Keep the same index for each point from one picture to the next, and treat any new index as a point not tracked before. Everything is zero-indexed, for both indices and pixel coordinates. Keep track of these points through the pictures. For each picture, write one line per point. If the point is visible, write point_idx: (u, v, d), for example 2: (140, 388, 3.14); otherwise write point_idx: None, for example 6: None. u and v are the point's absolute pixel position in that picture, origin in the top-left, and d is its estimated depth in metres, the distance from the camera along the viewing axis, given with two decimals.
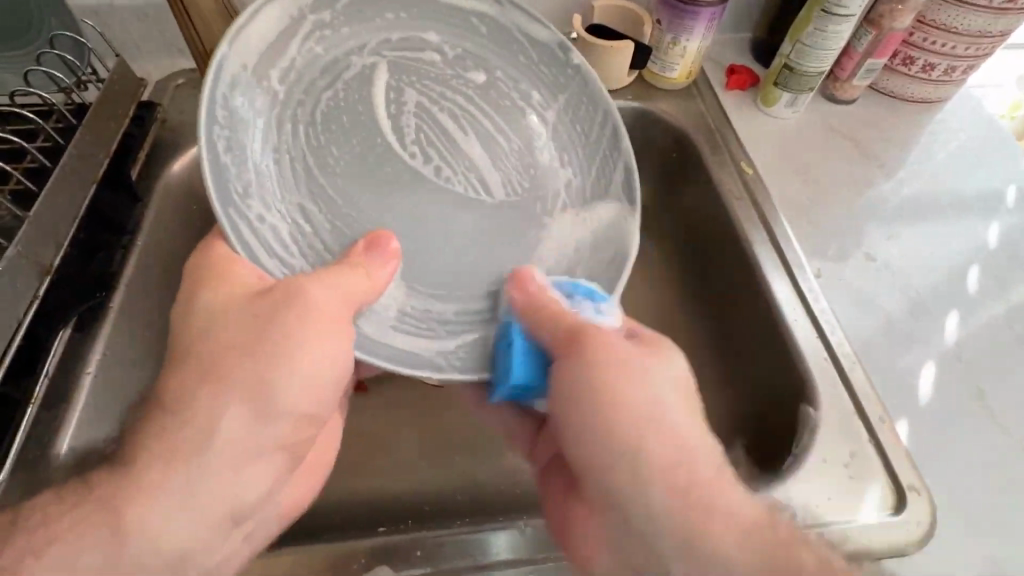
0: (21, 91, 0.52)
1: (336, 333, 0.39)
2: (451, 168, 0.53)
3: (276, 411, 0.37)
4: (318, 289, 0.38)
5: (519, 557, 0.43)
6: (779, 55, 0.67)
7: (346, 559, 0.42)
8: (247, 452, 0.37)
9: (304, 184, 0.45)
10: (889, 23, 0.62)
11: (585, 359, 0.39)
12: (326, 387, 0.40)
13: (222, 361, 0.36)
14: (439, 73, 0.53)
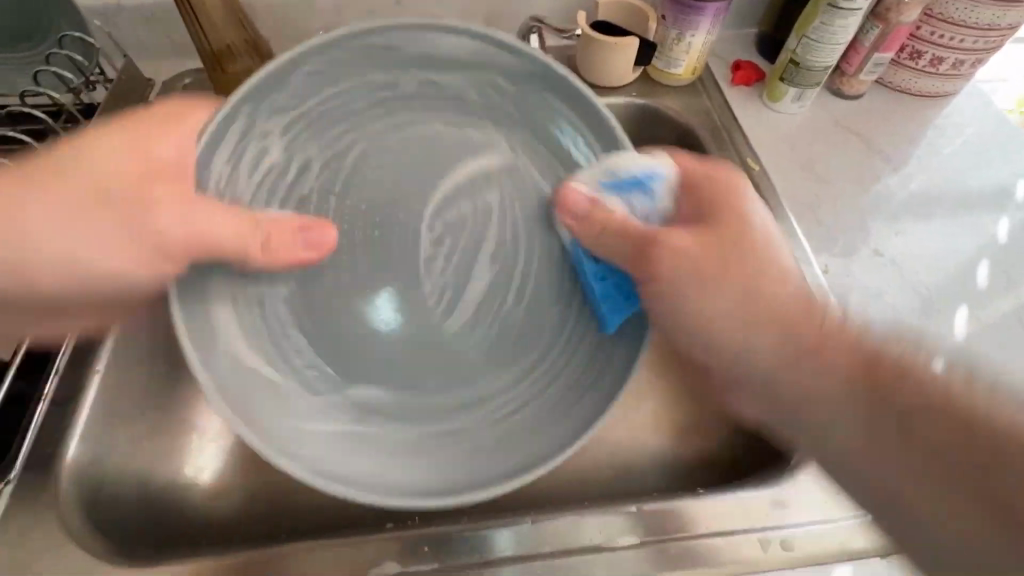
0: (30, 91, 0.52)
1: (177, 188, 0.39)
2: (432, 284, 0.48)
3: (94, 225, 0.38)
4: (173, 217, 0.38)
5: (528, 552, 0.42)
6: (785, 51, 0.66)
7: (354, 555, 0.42)
8: (87, 225, 0.38)
9: (289, 415, 0.42)
10: (896, 17, 0.62)
11: (715, 201, 0.45)
12: (144, 245, 0.39)
13: (93, 154, 0.39)
14: (461, 135, 0.48)
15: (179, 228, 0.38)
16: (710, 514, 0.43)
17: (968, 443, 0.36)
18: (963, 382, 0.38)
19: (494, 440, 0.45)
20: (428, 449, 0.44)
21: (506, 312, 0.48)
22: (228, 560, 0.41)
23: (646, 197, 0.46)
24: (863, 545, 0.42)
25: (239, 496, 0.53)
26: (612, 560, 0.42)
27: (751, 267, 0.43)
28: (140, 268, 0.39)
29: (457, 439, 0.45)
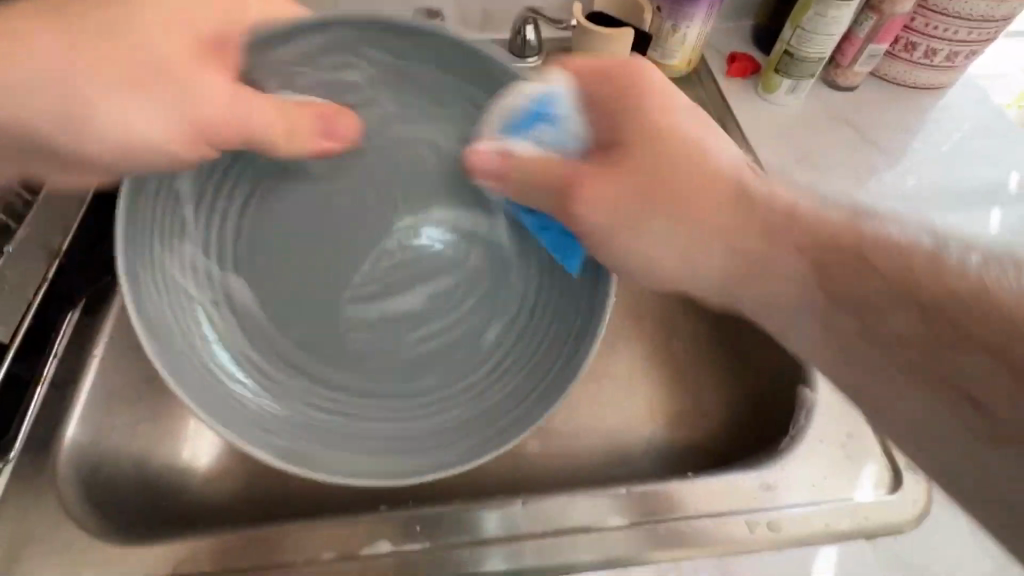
0: None
1: (211, 65, 0.37)
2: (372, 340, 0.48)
3: (129, 91, 0.36)
4: (196, 75, 0.37)
5: (519, 531, 0.43)
6: (779, 42, 0.67)
7: (346, 534, 0.43)
8: (131, 83, 0.36)
9: (247, 403, 0.42)
10: (890, 8, 0.63)
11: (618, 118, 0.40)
12: (183, 105, 0.37)
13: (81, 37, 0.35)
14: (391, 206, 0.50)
15: (225, 109, 0.37)
16: (698, 496, 0.44)
17: (939, 307, 0.33)
18: (984, 277, 0.33)
19: (456, 420, 0.45)
20: (400, 417, 0.45)
21: (441, 359, 0.48)
22: (222, 539, 0.42)
23: (557, 132, 0.41)
24: (847, 527, 0.43)
25: (235, 478, 0.53)
26: (600, 539, 0.42)
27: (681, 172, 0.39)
28: (179, 56, 0.37)
29: (424, 416, 0.45)
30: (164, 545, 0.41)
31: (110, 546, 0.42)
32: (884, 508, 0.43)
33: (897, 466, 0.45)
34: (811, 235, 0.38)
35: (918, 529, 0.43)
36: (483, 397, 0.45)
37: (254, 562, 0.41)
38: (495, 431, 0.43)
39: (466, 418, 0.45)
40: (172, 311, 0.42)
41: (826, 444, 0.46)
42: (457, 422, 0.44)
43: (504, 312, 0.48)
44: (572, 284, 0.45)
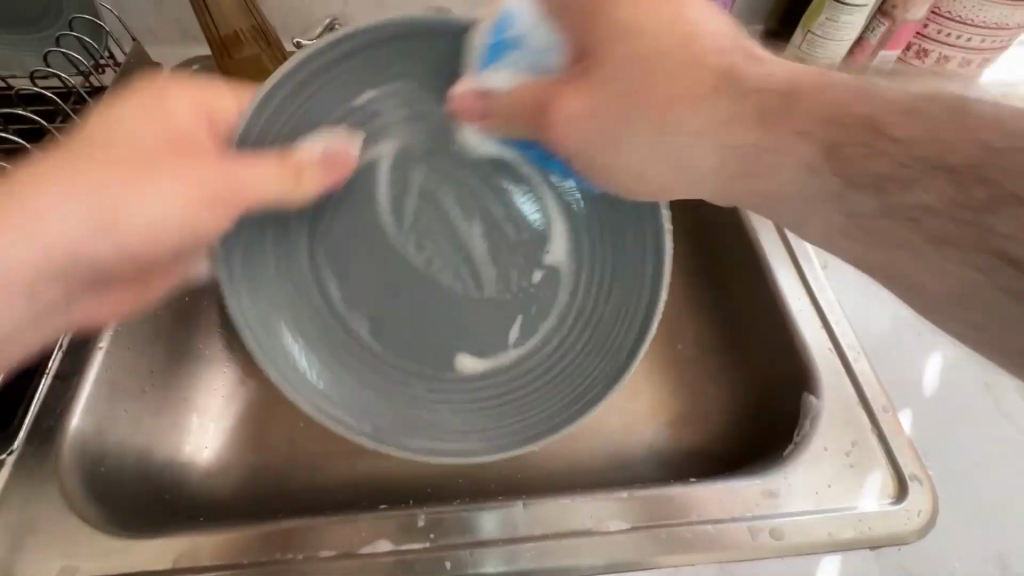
0: (42, 73, 0.53)
1: (181, 157, 0.38)
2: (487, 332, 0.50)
3: (153, 180, 0.37)
4: (216, 173, 0.38)
5: (520, 533, 0.42)
6: (789, 48, 0.67)
7: (345, 532, 0.43)
8: (142, 173, 0.37)
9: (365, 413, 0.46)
10: (902, 14, 0.63)
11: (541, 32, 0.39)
12: (229, 189, 0.38)
13: (83, 156, 0.36)
14: (443, 211, 0.49)
15: (241, 183, 0.39)
16: (698, 501, 0.44)
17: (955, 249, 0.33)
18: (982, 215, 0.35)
19: (544, 388, 0.48)
20: (486, 405, 0.49)
21: (600, 321, 0.48)
22: (219, 537, 0.42)
23: (526, 53, 0.41)
24: (851, 537, 0.42)
25: (240, 475, 0.54)
26: (601, 542, 0.42)
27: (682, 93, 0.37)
28: (180, 150, 0.38)
29: (517, 393, 0.49)
30: (164, 539, 0.41)
31: (114, 538, 0.42)
32: (891, 518, 0.43)
33: (903, 476, 0.45)
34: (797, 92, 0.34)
35: (924, 539, 0.43)
36: (586, 360, 0.48)
37: (252, 558, 0.41)
38: (579, 400, 0.47)
39: (562, 378, 0.48)
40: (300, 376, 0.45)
41: (831, 452, 0.46)
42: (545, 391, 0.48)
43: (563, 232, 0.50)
44: (614, 224, 0.47)
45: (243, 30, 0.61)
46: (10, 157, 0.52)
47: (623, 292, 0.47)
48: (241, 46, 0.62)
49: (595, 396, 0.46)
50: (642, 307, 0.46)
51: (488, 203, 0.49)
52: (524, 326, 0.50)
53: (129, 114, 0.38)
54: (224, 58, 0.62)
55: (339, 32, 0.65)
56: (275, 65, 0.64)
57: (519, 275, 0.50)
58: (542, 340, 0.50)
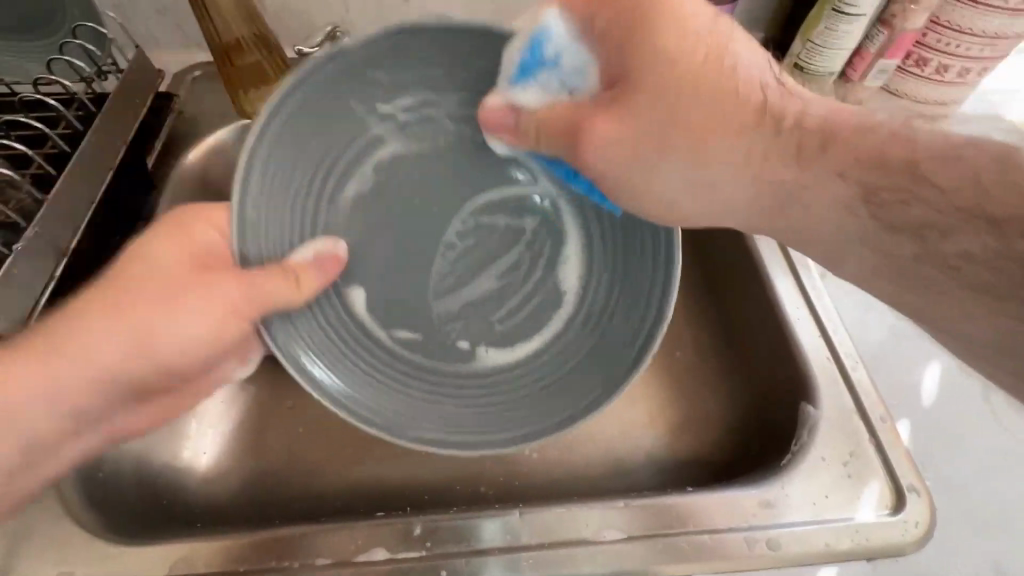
0: (45, 80, 0.54)
1: (212, 278, 0.42)
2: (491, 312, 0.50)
3: (178, 308, 0.42)
4: (166, 334, 0.42)
5: (517, 543, 0.42)
6: (789, 55, 0.67)
7: (340, 539, 0.43)
8: (171, 306, 0.41)
9: (377, 398, 0.45)
10: (901, 23, 0.63)
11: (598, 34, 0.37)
12: (223, 318, 0.42)
13: (107, 343, 0.40)
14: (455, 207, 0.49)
15: (245, 294, 0.40)
16: (695, 511, 0.44)
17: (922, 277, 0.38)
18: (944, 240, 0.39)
19: (565, 376, 0.48)
20: (495, 397, 0.47)
21: (603, 308, 0.48)
22: (216, 544, 0.42)
23: (558, 72, 0.39)
24: (848, 548, 0.42)
25: (238, 480, 0.54)
26: (597, 552, 0.42)
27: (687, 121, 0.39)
28: (182, 280, 0.42)
29: (517, 384, 0.48)
30: (162, 546, 0.42)
31: (110, 544, 0.42)
32: (888, 529, 0.42)
33: (901, 487, 0.44)
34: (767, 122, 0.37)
35: (921, 551, 0.42)
36: (566, 353, 0.48)
37: (249, 566, 0.41)
38: (609, 380, 0.46)
39: (579, 366, 0.48)
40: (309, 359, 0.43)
41: (828, 462, 0.46)
42: (566, 378, 0.47)
43: (576, 243, 0.50)
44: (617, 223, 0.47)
45: (244, 37, 0.62)
46: (12, 163, 0.52)
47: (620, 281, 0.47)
48: (243, 53, 0.63)
49: (623, 374, 0.45)
50: (657, 296, 0.45)
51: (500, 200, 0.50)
52: (535, 311, 0.50)
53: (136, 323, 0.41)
54: (225, 65, 0.63)
55: (340, 39, 0.65)
56: (277, 72, 0.65)
57: (524, 262, 0.50)
58: (549, 318, 0.49)
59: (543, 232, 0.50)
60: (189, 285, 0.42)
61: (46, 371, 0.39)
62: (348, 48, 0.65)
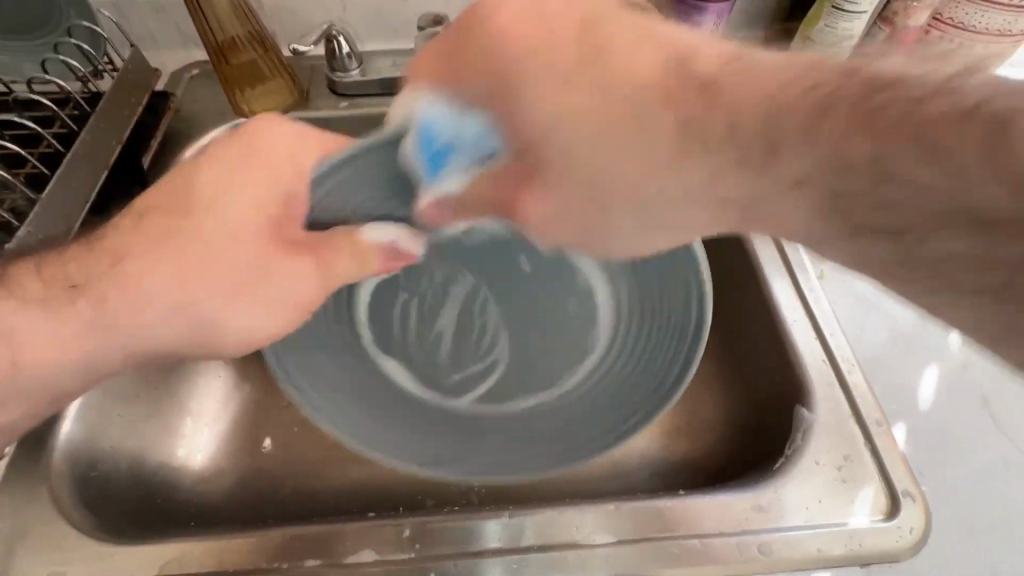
0: (40, 79, 0.54)
1: (277, 250, 0.47)
2: (488, 372, 0.53)
3: (237, 295, 0.45)
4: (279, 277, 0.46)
5: (508, 545, 0.42)
6: (789, 53, 0.66)
7: (328, 541, 0.43)
8: (232, 289, 0.45)
9: (376, 433, 0.46)
10: (903, 20, 0.62)
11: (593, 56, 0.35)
12: (289, 303, 0.47)
13: (184, 242, 0.45)
14: (466, 300, 0.55)
15: (312, 279, 0.47)
16: (686, 514, 0.43)
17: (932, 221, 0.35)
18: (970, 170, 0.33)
19: (572, 419, 0.49)
20: (516, 446, 0.48)
21: (612, 399, 0.48)
22: (204, 545, 0.42)
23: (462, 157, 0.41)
24: (842, 554, 0.41)
25: (232, 479, 0.54)
26: (587, 557, 0.42)
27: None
28: (253, 248, 0.46)
29: (525, 441, 0.48)
30: (153, 546, 0.42)
31: (103, 543, 0.42)
32: (882, 536, 0.42)
33: (896, 493, 0.44)
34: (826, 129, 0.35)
35: (916, 558, 0.42)
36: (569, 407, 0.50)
37: (241, 566, 0.41)
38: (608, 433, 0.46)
39: (602, 404, 0.48)
40: (324, 398, 0.47)
41: (822, 467, 0.46)
42: (575, 419, 0.49)
43: (603, 304, 0.54)
44: (662, 290, 0.51)
45: (240, 36, 0.61)
46: (7, 162, 0.53)
47: (649, 370, 0.48)
48: (238, 51, 0.62)
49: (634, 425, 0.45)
50: (677, 366, 0.46)
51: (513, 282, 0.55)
52: (527, 388, 0.52)
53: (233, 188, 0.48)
54: (220, 64, 0.62)
55: (336, 38, 0.65)
56: (273, 71, 0.65)
57: (534, 329, 0.55)
58: (558, 391, 0.51)
59: (557, 310, 0.55)
60: (266, 254, 0.46)
61: (129, 276, 0.44)
62: (344, 47, 0.65)
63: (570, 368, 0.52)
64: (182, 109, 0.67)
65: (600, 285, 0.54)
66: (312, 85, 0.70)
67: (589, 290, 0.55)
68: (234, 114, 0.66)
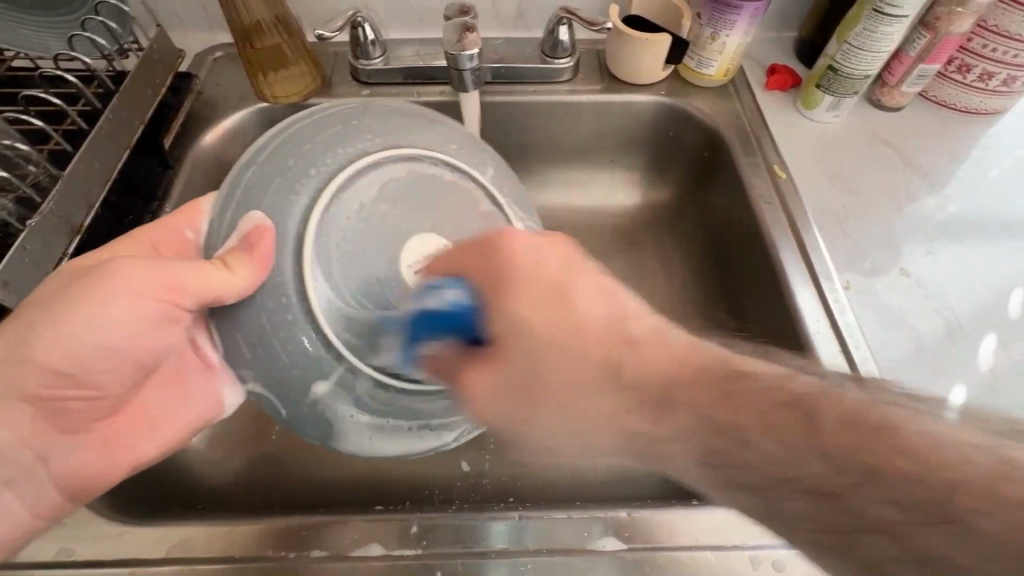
0: (65, 56, 0.53)
1: (56, 427, 0.42)
2: (402, 410, 0.40)
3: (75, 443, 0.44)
4: (57, 433, 0.43)
5: (514, 547, 0.42)
6: (824, 56, 0.64)
7: (332, 530, 0.42)
8: (69, 441, 0.43)
9: None
10: (945, 26, 0.58)
11: (493, 258, 0.37)
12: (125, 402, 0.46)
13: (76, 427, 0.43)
14: (395, 419, 0.40)
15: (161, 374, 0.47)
16: (698, 525, 0.42)
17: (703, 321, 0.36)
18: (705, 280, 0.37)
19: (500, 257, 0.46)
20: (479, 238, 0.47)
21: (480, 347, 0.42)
22: (213, 531, 0.41)
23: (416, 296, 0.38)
24: None
25: (243, 464, 0.55)
26: (596, 561, 0.41)
27: (538, 272, 0.37)
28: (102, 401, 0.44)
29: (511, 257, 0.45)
30: (162, 528, 0.42)
31: (112, 524, 0.42)
32: None
33: None
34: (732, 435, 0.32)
35: None
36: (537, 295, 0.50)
37: (244, 554, 0.41)
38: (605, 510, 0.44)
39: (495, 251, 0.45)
40: None
41: None
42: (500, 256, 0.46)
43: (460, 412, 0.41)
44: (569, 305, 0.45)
45: (265, 19, 0.60)
46: (31, 138, 0.53)
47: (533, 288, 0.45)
48: (263, 35, 0.61)
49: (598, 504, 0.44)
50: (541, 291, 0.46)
51: (421, 433, 0.41)
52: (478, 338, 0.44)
53: (89, 319, 0.39)
54: (245, 46, 0.61)
55: (362, 24, 0.64)
56: (297, 56, 0.64)
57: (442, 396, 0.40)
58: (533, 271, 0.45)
59: (439, 419, 0.41)
60: (48, 435, 0.42)
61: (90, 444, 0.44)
62: (369, 34, 0.65)
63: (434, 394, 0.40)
64: (205, 91, 0.66)
65: (434, 422, 0.41)
66: (336, 71, 0.69)
67: (443, 408, 0.40)
68: (257, 98, 0.66)
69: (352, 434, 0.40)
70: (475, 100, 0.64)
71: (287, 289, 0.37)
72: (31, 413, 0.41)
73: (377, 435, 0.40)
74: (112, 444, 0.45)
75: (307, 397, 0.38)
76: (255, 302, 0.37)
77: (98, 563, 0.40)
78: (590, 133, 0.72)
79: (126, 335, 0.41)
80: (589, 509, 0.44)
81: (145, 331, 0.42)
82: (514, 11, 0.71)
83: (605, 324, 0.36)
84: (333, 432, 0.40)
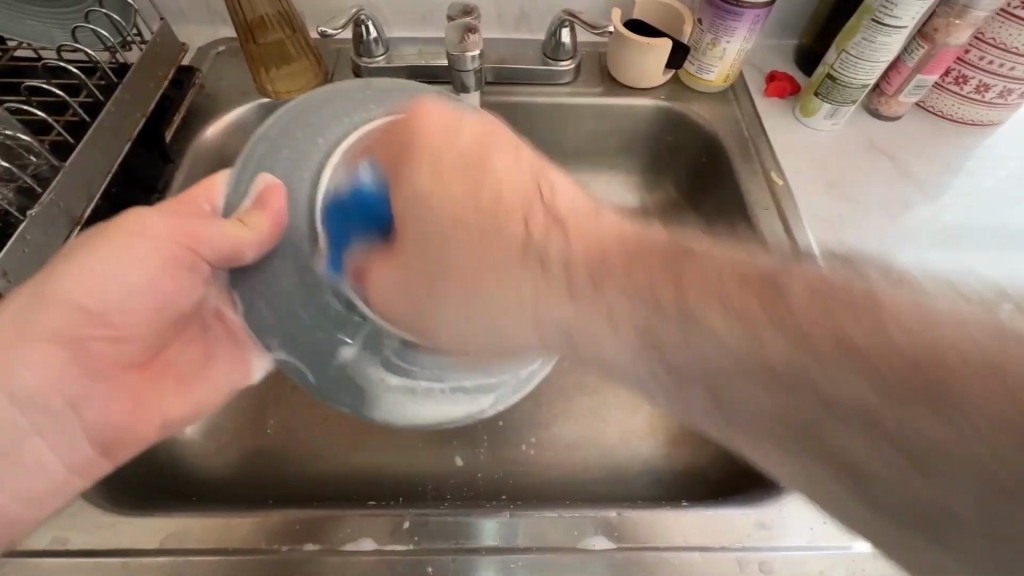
0: (68, 47, 0.54)
1: (86, 376, 0.43)
2: (432, 367, 0.42)
3: (99, 392, 0.44)
4: (77, 383, 0.42)
5: (506, 545, 0.42)
6: (823, 64, 0.64)
7: (325, 524, 0.43)
8: (93, 386, 0.43)
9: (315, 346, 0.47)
10: (944, 38, 0.59)
11: (452, 152, 0.36)
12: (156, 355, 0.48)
13: (102, 372, 0.44)
14: (420, 380, 0.43)
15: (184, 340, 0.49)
16: (687, 526, 0.43)
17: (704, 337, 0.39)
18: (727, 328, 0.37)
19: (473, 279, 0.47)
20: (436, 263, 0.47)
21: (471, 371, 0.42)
22: (208, 523, 0.42)
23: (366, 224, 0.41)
24: None
25: (240, 456, 0.55)
26: (586, 560, 0.41)
27: (449, 162, 0.36)
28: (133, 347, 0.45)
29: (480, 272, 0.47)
30: (157, 518, 0.42)
31: (108, 514, 0.42)
32: (885, 562, 0.41)
33: None
34: (647, 299, 0.28)
35: None
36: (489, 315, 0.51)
37: (239, 545, 0.41)
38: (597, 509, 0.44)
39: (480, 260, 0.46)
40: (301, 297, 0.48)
41: None
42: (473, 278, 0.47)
43: (471, 391, 0.43)
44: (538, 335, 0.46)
45: (269, 15, 0.60)
46: (33, 128, 0.53)
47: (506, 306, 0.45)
48: (266, 30, 0.61)
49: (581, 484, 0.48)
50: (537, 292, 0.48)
51: (454, 389, 0.43)
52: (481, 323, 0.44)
53: (114, 265, 0.42)
54: (248, 42, 0.61)
55: (364, 22, 0.64)
56: (299, 52, 0.64)
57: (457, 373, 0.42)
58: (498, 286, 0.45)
59: (464, 387, 0.43)
60: (77, 377, 0.42)
61: (112, 394, 0.44)
62: (372, 32, 0.65)
63: (449, 374, 0.42)
64: (207, 85, 0.67)
65: (460, 385, 0.43)
66: (338, 68, 0.70)
67: (459, 380, 0.43)
68: (259, 94, 0.66)
69: (385, 391, 0.43)
70: (477, 100, 0.65)
71: (301, 243, 0.41)
72: (60, 356, 0.41)
73: (404, 395, 0.43)
74: (140, 399, 0.46)
75: (335, 358, 0.42)
76: (273, 262, 0.41)
77: (94, 553, 0.40)
78: (590, 135, 0.73)
79: (149, 281, 0.44)
80: (579, 509, 0.44)
81: (165, 275, 0.44)
82: (517, 12, 0.71)
83: (517, 176, 0.35)
84: (367, 400, 0.43)
